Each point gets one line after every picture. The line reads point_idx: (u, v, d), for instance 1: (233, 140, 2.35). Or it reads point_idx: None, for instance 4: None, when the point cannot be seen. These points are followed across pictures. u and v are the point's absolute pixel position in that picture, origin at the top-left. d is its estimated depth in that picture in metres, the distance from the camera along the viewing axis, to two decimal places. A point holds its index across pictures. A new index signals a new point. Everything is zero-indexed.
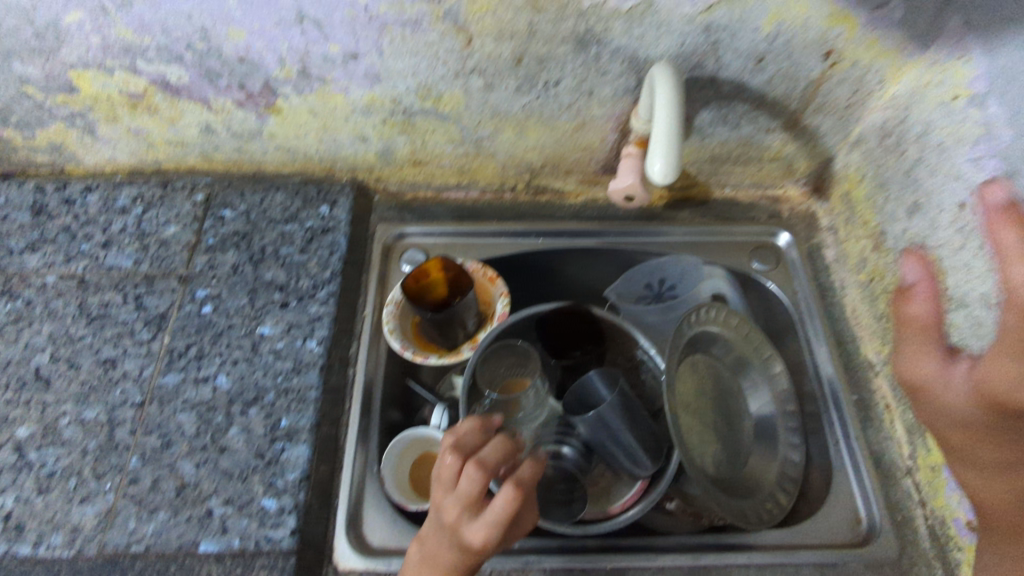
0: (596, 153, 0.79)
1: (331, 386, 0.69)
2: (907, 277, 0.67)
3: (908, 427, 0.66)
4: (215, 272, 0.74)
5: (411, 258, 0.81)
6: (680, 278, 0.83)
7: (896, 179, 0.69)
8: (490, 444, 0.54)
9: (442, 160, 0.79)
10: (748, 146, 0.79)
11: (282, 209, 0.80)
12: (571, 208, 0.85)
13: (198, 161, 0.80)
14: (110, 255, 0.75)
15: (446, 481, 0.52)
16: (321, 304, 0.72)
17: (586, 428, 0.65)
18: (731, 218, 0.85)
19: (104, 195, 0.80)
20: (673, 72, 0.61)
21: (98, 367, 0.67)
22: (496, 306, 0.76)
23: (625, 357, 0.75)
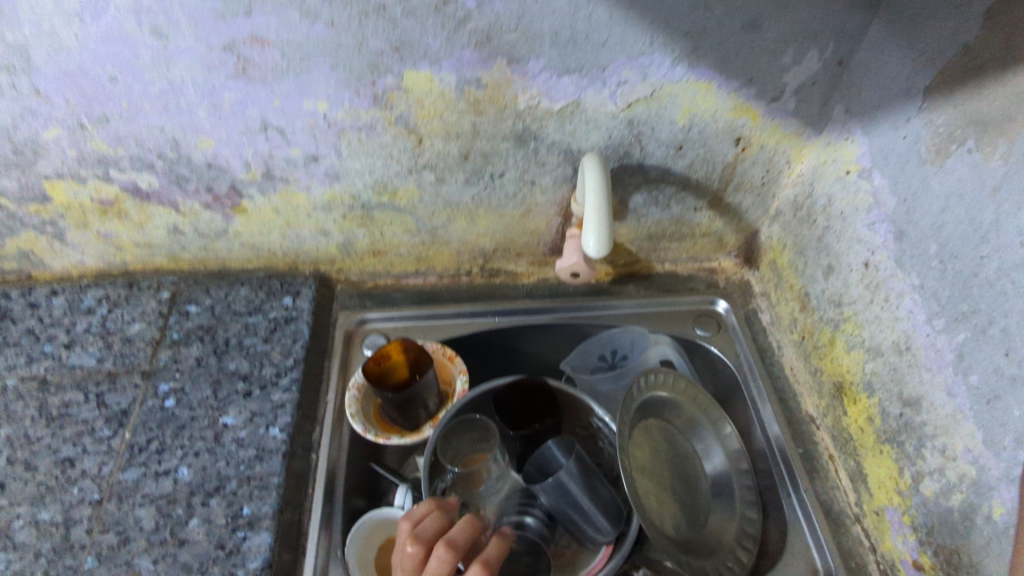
0: (543, 236, 0.85)
1: (293, 471, 0.69)
2: (831, 332, 0.73)
3: (851, 475, 0.70)
4: (178, 365, 0.76)
5: (373, 342, 0.84)
6: (630, 349, 0.88)
7: (811, 245, 0.77)
8: (455, 525, 0.55)
9: (400, 248, 0.85)
10: (680, 224, 0.87)
11: (246, 302, 0.83)
12: (524, 288, 0.90)
13: (165, 261, 0.84)
14: (73, 355, 0.77)
15: (413, 566, 0.53)
16: (284, 391, 0.74)
17: (548, 496, 0.66)
18: (672, 290, 0.92)
19: (69, 297, 0.83)
20: (599, 164, 0.69)
21: (56, 467, 0.67)
22: (456, 384, 0.78)
23: (582, 427, 0.78)
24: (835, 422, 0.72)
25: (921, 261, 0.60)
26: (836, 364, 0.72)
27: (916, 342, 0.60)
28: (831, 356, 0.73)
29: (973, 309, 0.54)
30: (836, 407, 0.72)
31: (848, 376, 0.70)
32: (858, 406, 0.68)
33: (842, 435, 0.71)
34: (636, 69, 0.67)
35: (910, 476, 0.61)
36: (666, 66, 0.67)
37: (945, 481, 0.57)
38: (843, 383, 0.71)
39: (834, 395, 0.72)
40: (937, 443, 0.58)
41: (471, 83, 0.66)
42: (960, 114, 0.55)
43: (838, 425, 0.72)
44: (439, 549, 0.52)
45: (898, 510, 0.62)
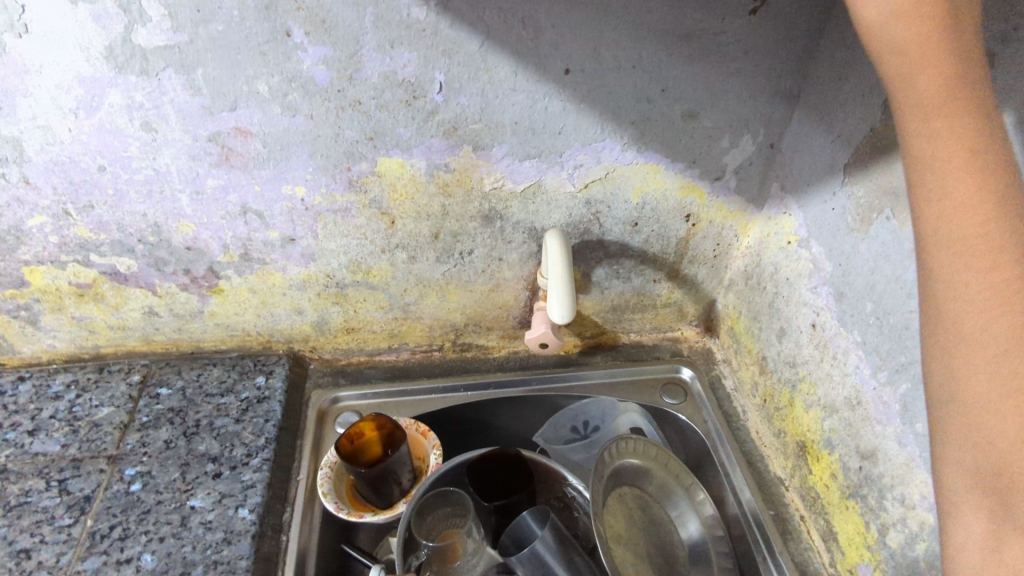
0: (512, 309, 0.89)
1: (262, 554, 0.68)
2: (789, 393, 0.77)
3: (822, 534, 0.71)
4: (146, 448, 0.75)
5: (346, 419, 0.85)
6: (601, 419, 0.91)
7: (764, 311, 0.82)
8: None
9: (374, 325, 0.87)
10: (642, 295, 0.91)
11: (218, 382, 0.83)
12: (495, 361, 0.93)
13: (138, 344, 0.84)
14: (36, 441, 0.75)
15: None
16: (254, 471, 0.74)
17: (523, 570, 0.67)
18: (639, 359, 0.95)
19: (37, 383, 0.82)
20: (559, 243, 0.73)
21: (11, 558, 0.65)
22: (429, 459, 0.79)
23: (556, 497, 0.78)
24: (803, 481, 0.74)
25: (861, 319, 0.65)
26: (797, 423, 0.75)
27: (866, 396, 0.64)
28: (792, 416, 0.76)
29: (910, 361, 0.58)
30: (802, 466, 0.74)
31: (809, 434, 0.73)
32: (821, 464, 0.71)
33: (811, 494, 0.73)
34: (590, 154, 0.74)
35: (876, 529, 0.62)
36: (617, 151, 0.74)
37: (908, 530, 0.58)
38: (805, 442, 0.74)
39: (799, 454, 0.75)
40: (896, 493, 0.60)
41: (440, 167, 0.71)
42: (876, 186, 0.61)
43: (806, 485, 0.74)
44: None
45: (870, 566, 0.63)
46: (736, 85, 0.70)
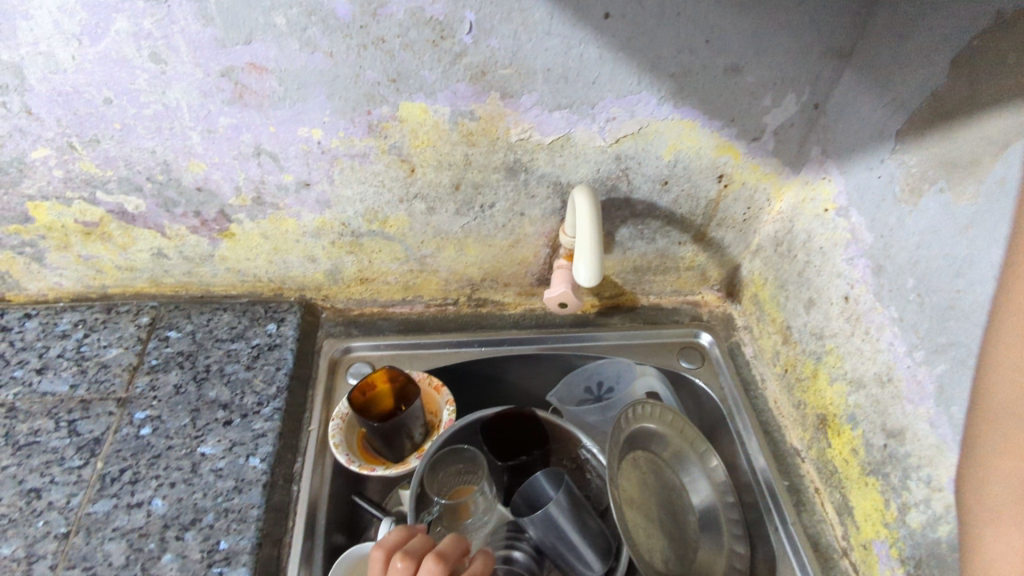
0: (531, 266, 0.86)
1: (273, 504, 0.67)
2: (813, 365, 0.75)
3: (837, 508, 0.70)
4: (155, 392, 0.74)
5: (358, 370, 0.83)
6: (616, 380, 0.89)
7: (792, 279, 0.79)
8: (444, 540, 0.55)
9: (388, 276, 0.85)
10: (665, 257, 0.88)
11: (229, 328, 0.82)
12: (510, 317, 0.91)
13: (147, 285, 0.82)
14: (45, 381, 0.74)
15: None
16: (265, 420, 0.73)
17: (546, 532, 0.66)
18: (657, 322, 0.93)
19: (44, 321, 0.80)
20: (588, 207, 0.69)
21: (21, 498, 0.64)
22: (441, 415, 0.78)
23: (569, 458, 0.78)
24: (820, 454, 0.73)
25: (900, 295, 0.62)
26: (819, 396, 0.73)
27: (897, 374, 0.62)
28: (814, 388, 0.74)
29: (951, 342, 0.56)
30: (821, 438, 0.73)
31: (832, 407, 0.71)
32: (842, 438, 0.69)
33: (827, 467, 0.72)
34: (624, 107, 0.69)
35: (896, 508, 0.61)
36: (653, 105, 0.69)
37: (931, 512, 0.57)
38: (825, 416, 0.72)
39: (818, 426, 0.73)
40: (922, 474, 0.59)
41: (465, 115, 0.67)
42: (931, 156, 0.58)
43: (822, 457, 0.73)
44: (428, 561, 0.52)
45: (885, 543, 0.63)
46: (786, 39, 0.65)
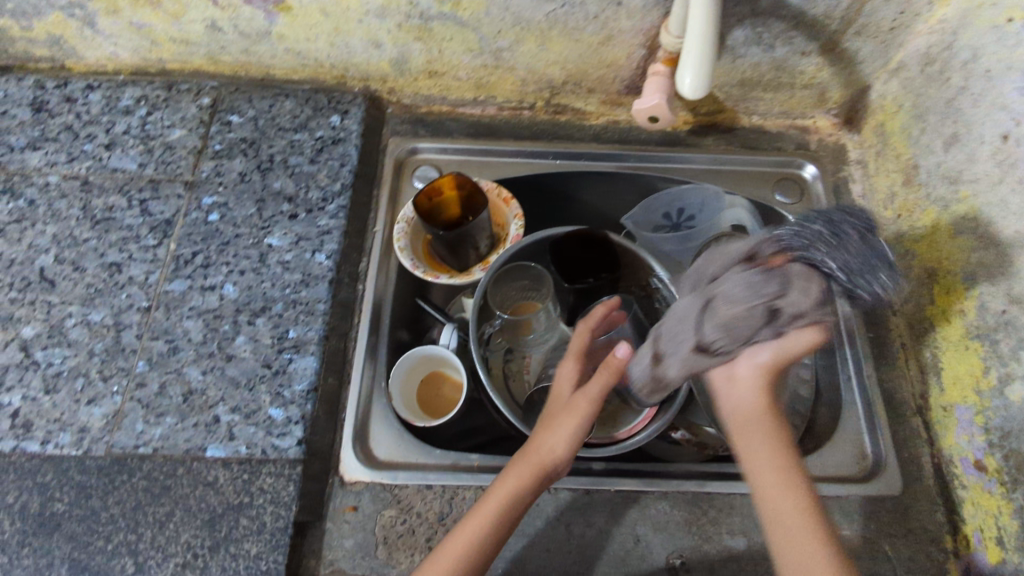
0: (621, 70, 0.75)
1: (340, 300, 0.68)
2: (936, 213, 0.65)
3: (922, 366, 0.66)
4: (221, 179, 0.72)
5: (425, 174, 0.78)
6: (699, 209, 0.81)
7: (935, 109, 0.66)
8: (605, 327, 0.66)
9: (459, 71, 0.76)
10: (781, 70, 0.75)
11: (291, 117, 0.77)
12: (591, 129, 0.82)
13: (204, 62, 0.77)
14: (114, 157, 0.73)
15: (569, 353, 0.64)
16: (331, 217, 0.71)
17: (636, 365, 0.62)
18: (757, 148, 0.82)
19: (107, 94, 0.77)
20: (704, 35, 0.56)
21: (104, 270, 0.67)
22: (510, 228, 0.74)
23: (639, 286, 0.74)
24: (917, 310, 0.67)
25: None
26: (933, 249, 0.65)
27: None
28: (929, 240, 0.66)
29: None
30: (922, 295, 0.66)
31: (946, 263, 0.63)
32: (949, 297, 0.62)
33: (921, 325, 0.66)
34: None
35: (997, 377, 0.56)
36: None
37: None
38: (936, 271, 0.64)
39: (923, 281, 0.66)
40: None
41: None
42: None
43: (918, 313, 0.67)
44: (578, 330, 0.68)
45: (970, 409, 0.59)
46: None
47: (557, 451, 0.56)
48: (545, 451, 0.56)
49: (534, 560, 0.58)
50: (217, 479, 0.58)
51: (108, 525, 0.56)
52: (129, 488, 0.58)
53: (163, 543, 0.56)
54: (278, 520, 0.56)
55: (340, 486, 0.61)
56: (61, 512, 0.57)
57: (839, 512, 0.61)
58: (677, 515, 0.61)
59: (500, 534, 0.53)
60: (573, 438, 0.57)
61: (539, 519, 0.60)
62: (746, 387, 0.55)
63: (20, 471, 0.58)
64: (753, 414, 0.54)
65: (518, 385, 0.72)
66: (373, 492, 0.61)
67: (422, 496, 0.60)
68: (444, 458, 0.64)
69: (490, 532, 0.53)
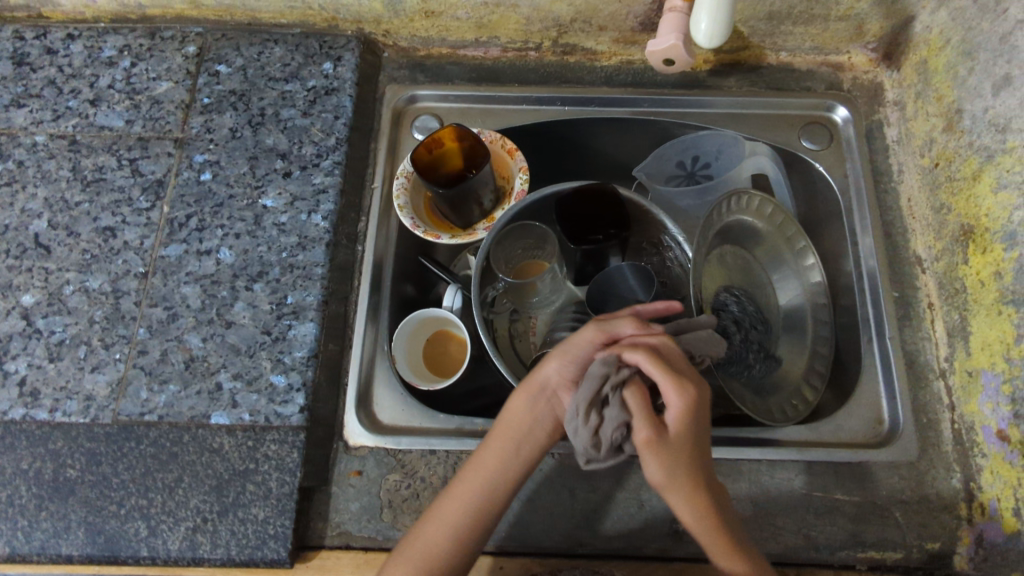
0: (635, 6, 0.68)
1: (338, 263, 0.66)
2: (978, 164, 0.59)
3: (949, 329, 0.62)
4: (212, 135, 0.69)
5: (425, 125, 0.74)
6: (716, 156, 0.77)
7: (987, 46, 0.59)
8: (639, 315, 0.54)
9: (458, 10, 0.70)
10: (814, 1, 0.67)
11: (281, 65, 0.72)
12: (602, 71, 0.76)
13: (186, 7, 0.72)
14: (100, 114, 0.70)
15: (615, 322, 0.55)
16: (326, 175, 0.67)
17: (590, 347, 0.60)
18: (784, 88, 0.75)
19: (89, 44, 0.73)
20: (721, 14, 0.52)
21: (98, 235, 0.65)
22: (514, 182, 0.70)
23: (650, 243, 0.71)
24: (949, 269, 0.62)
25: None
26: (972, 203, 0.60)
27: None
28: (969, 193, 0.60)
29: None
30: (955, 252, 0.62)
31: (984, 220, 0.58)
32: (986, 257, 0.58)
33: (952, 285, 0.62)
34: None
35: None
36: None
37: None
38: (973, 228, 0.60)
39: (958, 238, 0.61)
40: None
41: None
42: None
43: (950, 273, 0.62)
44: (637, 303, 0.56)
45: (999, 376, 0.56)
46: None
47: (551, 380, 0.54)
48: (539, 380, 0.54)
49: (538, 523, 0.59)
50: (222, 446, 0.58)
51: (119, 491, 0.57)
52: (138, 454, 0.58)
53: (173, 508, 0.56)
54: (283, 486, 0.57)
55: (345, 451, 0.61)
56: (74, 478, 0.58)
57: (852, 478, 0.59)
58: None
59: (506, 481, 0.53)
60: (566, 372, 0.53)
61: (543, 485, 0.60)
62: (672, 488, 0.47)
63: (30, 438, 0.59)
64: (691, 517, 0.47)
65: (524, 346, 0.71)
66: (377, 457, 0.60)
67: (426, 462, 0.60)
68: (448, 422, 0.62)
69: (493, 481, 0.52)
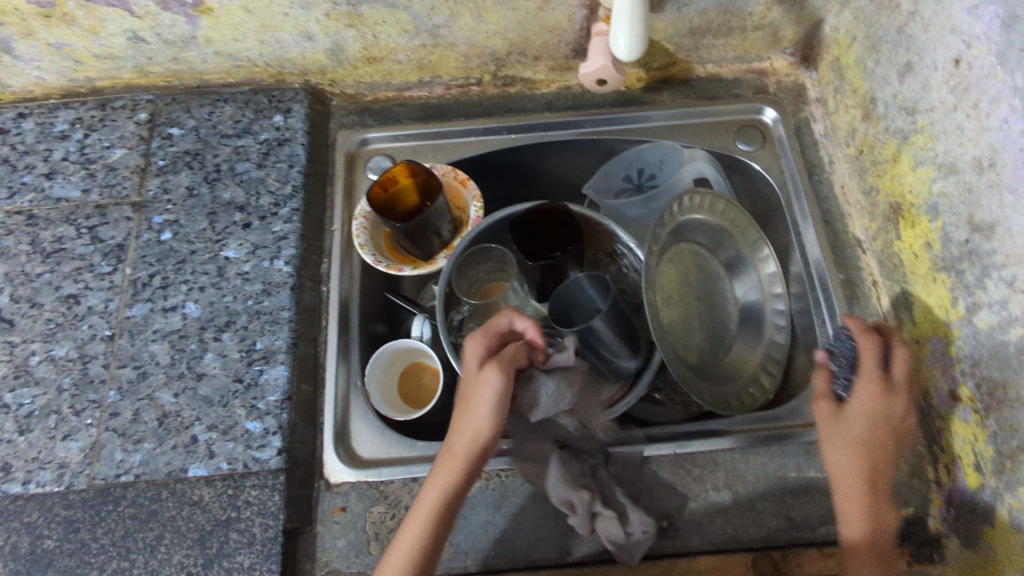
0: (564, 34, 0.72)
1: (304, 305, 0.67)
2: (896, 146, 0.64)
3: (894, 302, 0.65)
4: (169, 196, 0.71)
5: (377, 165, 0.76)
6: (659, 167, 0.80)
7: (887, 38, 0.63)
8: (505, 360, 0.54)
9: (398, 54, 0.73)
10: (729, 15, 0.72)
11: (233, 123, 0.74)
12: (543, 98, 0.80)
13: (134, 76, 0.74)
14: (56, 186, 0.71)
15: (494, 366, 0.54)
16: (285, 222, 0.69)
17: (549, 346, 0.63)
18: (714, 98, 0.80)
19: (40, 121, 0.75)
20: (640, 47, 0.56)
21: (61, 303, 0.66)
22: (470, 210, 0.73)
23: (606, 254, 0.73)
24: (886, 246, 0.66)
25: None
26: (896, 183, 0.64)
27: (1003, 159, 0.51)
28: (892, 174, 0.64)
29: None
30: (889, 230, 0.65)
31: (909, 197, 0.62)
32: (915, 231, 0.62)
33: (890, 261, 0.66)
34: None
35: (965, 307, 0.56)
36: None
37: (1005, 314, 0.51)
38: (901, 205, 0.64)
39: (889, 217, 0.65)
40: (1005, 274, 0.51)
41: None
42: None
43: (887, 250, 0.66)
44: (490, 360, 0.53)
45: (942, 340, 0.59)
46: None
47: (482, 431, 0.52)
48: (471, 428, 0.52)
49: (526, 538, 0.59)
50: (202, 497, 0.58)
51: (100, 555, 0.56)
52: (117, 516, 0.58)
53: (157, 566, 0.56)
54: (267, 530, 0.57)
55: (327, 489, 0.61)
56: (52, 547, 0.57)
57: (821, 456, 0.62)
58: (663, 477, 0.61)
59: (440, 535, 0.52)
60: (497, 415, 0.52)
61: (528, 499, 0.61)
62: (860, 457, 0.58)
63: (4, 513, 0.58)
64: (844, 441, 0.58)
65: None
66: (359, 492, 0.61)
67: (409, 490, 0.60)
68: (427, 449, 0.63)
69: (434, 533, 0.51)
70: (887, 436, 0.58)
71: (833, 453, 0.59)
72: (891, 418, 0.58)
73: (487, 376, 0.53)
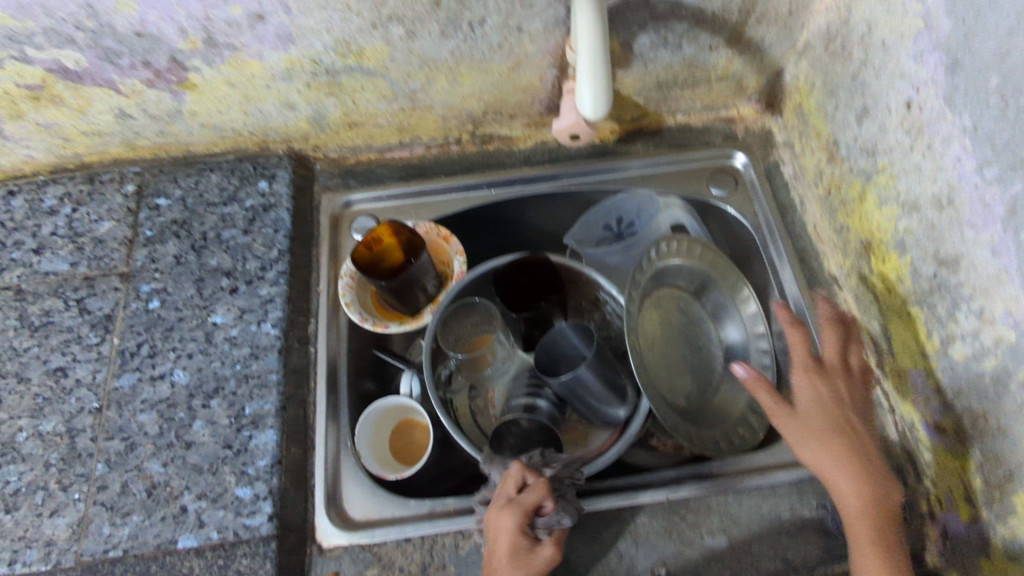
0: (538, 92, 0.75)
1: (293, 366, 0.68)
2: (861, 186, 0.66)
3: (873, 337, 0.67)
4: (157, 265, 0.72)
5: (362, 225, 0.78)
6: (637, 215, 0.82)
7: (843, 85, 0.67)
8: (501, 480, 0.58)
9: (378, 118, 0.76)
10: (693, 68, 0.76)
11: (219, 190, 0.76)
12: (521, 154, 0.82)
13: (121, 150, 0.76)
14: (44, 260, 0.72)
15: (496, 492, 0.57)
16: (271, 285, 0.70)
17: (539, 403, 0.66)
18: (685, 146, 0.83)
19: (29, 198, 0.76)
20: (606, 110, 0.59)
21: (49, 377, 0.66)
22: (454, 265, 0.74)
23: (590, 301, 0.74)
24: (861, 282, 0.68)
25: (976, 99, 0.51)
26: (865, 221, 0.66)
27: (960, 196, 0.53)
28: (860, 212, 0.67)
29: None
30: (862, 266, 0.67)
31: (878, 233, 0.64)
32: (886, 266, 0.64)
33: (866, 296, 0.67)
34: None
35: (939, 339, 0.57)
36: None
37: (977, 344, 0.53)
38: (871, 242, 0.66)
39: (860, 253, 0.67)
40: (973, 305, 0.53)
41: None
42: None
43: (862, 285, 0.68)
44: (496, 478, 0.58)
45: (922, 372, 0.60)
46: None
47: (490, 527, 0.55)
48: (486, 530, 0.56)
49: None
50: (192, 569, 0.57)
51: None
52: None
53: None
54: None
55: (319, 554, 0.61)
56: None
57: (814, 493, 0.62)
58: (658, 525, 0.62)
59: None
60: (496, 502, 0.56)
61: None
62: (833, 466, 0.55)
63: None
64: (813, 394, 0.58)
65: (486, 421, 0.72)
66: (353, 555, 0.60)
67: (403, 551, 0.60)
68: (420, 507, 0.63)
69: None
70: (848, 428, 0.56)
71: (802, 449, 0.56)
72: (838, 405, 0.58)
73: (506, 518, 0.54)
